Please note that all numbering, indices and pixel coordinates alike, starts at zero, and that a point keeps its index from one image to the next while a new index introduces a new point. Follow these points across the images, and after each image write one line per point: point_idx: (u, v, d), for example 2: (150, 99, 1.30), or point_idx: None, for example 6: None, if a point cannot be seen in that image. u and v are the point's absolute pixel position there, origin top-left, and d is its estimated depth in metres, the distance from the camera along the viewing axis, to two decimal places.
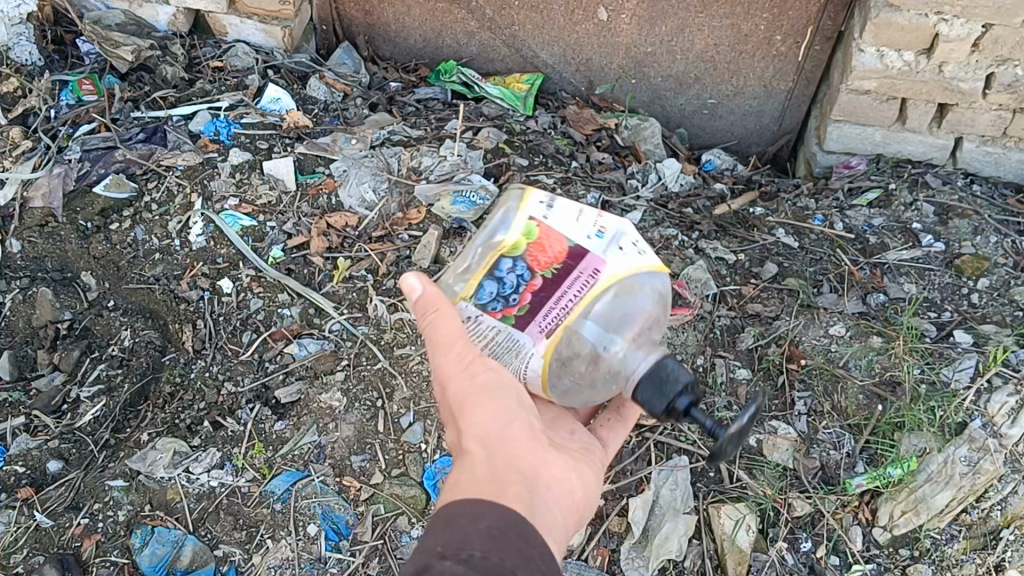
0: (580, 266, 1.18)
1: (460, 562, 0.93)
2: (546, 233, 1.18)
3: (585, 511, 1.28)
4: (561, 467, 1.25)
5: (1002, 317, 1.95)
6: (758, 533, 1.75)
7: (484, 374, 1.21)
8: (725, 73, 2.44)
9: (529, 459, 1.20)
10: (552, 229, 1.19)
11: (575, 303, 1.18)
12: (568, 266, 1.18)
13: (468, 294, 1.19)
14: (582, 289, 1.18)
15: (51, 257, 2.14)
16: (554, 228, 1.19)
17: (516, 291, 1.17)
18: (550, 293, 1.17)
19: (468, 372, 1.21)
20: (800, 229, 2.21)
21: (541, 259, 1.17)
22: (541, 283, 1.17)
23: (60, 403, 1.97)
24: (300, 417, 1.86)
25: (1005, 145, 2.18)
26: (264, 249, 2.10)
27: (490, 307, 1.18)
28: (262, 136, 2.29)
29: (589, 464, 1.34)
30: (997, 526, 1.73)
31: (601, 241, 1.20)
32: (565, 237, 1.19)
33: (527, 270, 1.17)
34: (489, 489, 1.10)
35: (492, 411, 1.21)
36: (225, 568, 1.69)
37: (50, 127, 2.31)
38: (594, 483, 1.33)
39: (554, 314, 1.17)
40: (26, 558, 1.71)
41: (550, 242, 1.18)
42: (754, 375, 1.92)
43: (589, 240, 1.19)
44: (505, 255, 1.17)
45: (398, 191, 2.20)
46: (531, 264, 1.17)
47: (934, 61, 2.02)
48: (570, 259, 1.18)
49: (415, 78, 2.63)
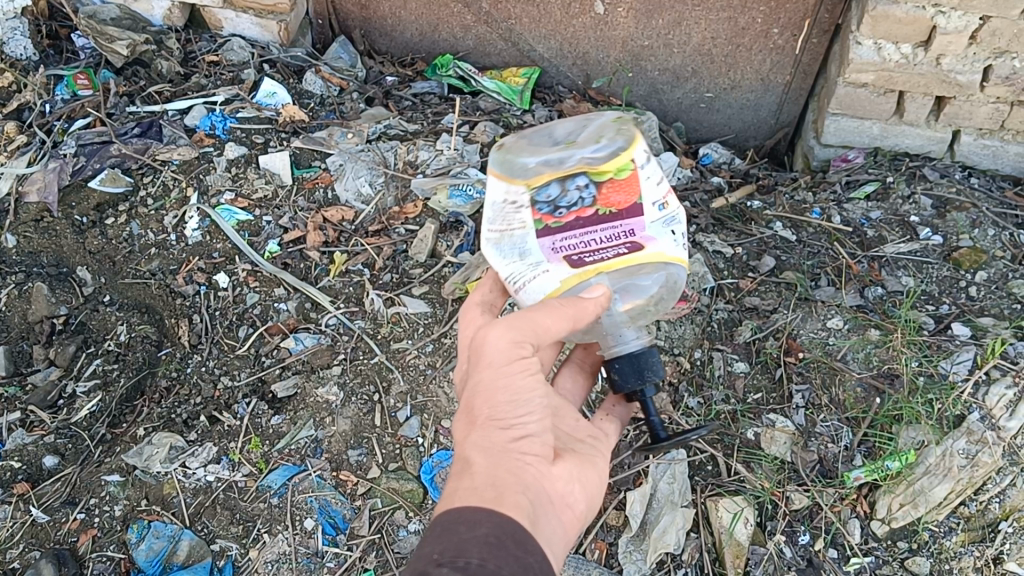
0: (631, 221, 1.35)
1: (459, 570, 0.93)
2: (632, 178, 1.37)
3: (585, 522, 1.26)
4: (565, 479, 1.23)
5: (1000, 310, 1.94)
6: (757, 526, 1.75)
7: (521, 378, 1.21)
8: (722, 67, 2.44)
9: (536, 470, 1.18)
10: (635, 181, 1.37)
11: (599, 249, 1.33)
12: (624, 217, 1.35)
13: (535, 185, 1.36)
14: (618, 243, 1.33)
15: (47, 252, 2.13)
16: (638, 180, 1.37)
17: (566, 207, 1.35)
18: (589, 225, 1.35)
19: (510, 368, 1.20)
20: (797, 222, 2.21)
21: (607, 196, 1.36)
22: (591, 215, 1.35)
23: (56, 398, 1.97)
24: (297, 411, 1.85)
25: (1002, 137, 2.17)
26: (261, 244, 2.09)
27: (538, 206, 1.36)
28: (258, 130, 2.28)
29: (595, 468, 1.32)
30: (996, 519, 1.72)
31: (657, 217, 1.36)
32: (638, 195, 1.37)
33: (591, 197, 1.36)
34: (489, 494, 1.08)
35: (508, 412, 1.19)
36: (221, 563, 1.68)
37: (45, 122, 2.30)
38: (598, 485, 1.31)
39: (573, 244, 1.33)
40: (23, 554, 1.71)
41: (624, 189, 1.36)
42: (751, 369, 1.93)
43: (652, 209, 1.36)
44: (590, 175, 1.37)
45: (395, 185, 2.19)
46: (600, 197, 1.36)
47: (931, 54, 2.01)
48: (629, 216, 1.35)
49: (412, 73, 2.62)
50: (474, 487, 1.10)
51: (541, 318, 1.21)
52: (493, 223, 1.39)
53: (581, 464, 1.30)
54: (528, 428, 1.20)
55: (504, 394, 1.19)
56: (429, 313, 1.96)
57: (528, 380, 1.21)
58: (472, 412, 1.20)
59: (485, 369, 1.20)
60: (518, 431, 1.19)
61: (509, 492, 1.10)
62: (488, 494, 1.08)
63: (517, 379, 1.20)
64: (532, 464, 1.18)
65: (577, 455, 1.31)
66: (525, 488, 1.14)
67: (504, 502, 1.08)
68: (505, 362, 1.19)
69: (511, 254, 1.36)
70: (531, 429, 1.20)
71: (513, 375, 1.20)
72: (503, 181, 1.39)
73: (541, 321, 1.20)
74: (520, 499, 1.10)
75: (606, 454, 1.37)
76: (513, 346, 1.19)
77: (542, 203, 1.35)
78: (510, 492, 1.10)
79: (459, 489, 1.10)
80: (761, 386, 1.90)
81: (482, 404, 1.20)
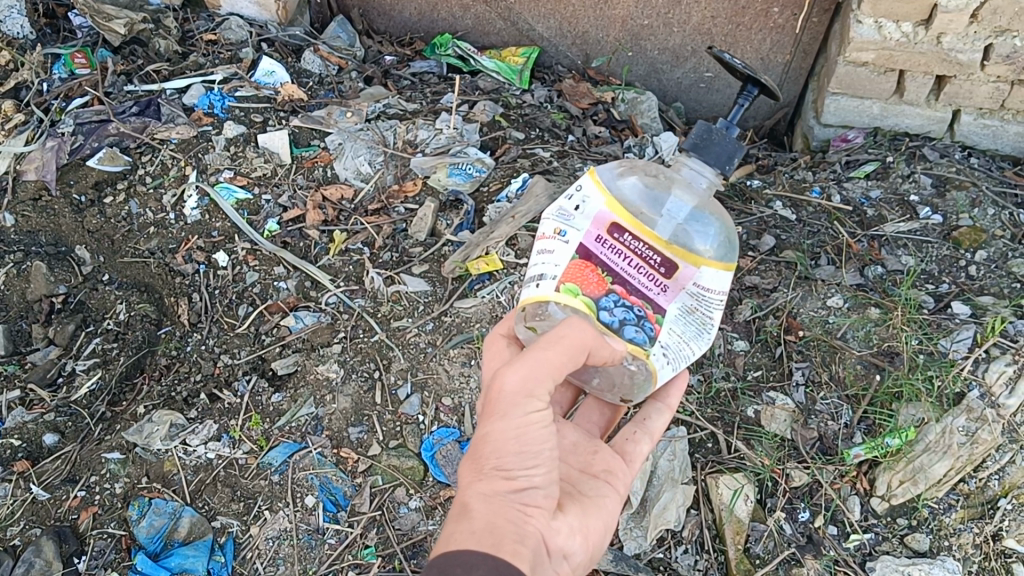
0: (593, 247, 1.28)
1: None
2: (575, 272, 1.27)
3: (577, 569, 1.27)
4: (567, 532, 1.22)
5: (1000, 289, 1.94)
6: (757, 503, 1.76)
7: (534, 429, 1.18)
8: (722, 46, 2.43)
9: (540, 521, 1.17)
10: (569, 271, 1.27)
11: (641, 248, 1.27)
12: (593, 259, 1.27)
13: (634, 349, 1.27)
14: (621, 239, 1.27)
15: (45, 231, 2.12)
16: (568, 264, 1.27)
17: (631, 311, 1.26)
18: (628, 281, 1.27)
19: (518, 416, 1.17)
20: (797, 202, 2.20)
21: (596, 283, 1.27)
22: (623, 288, 1.27)
23: (56, 376, 1.97)
24: (297, 389, 1.86)
25: (1003, 117, 2.15)
26: (260, 223, 2.09)
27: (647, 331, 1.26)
28: (256, 110, 2.27)
29: (601, 514, 1.32)
30: (995, 496, 1.73)
31: (573, 235, 1.29)
32: (574, 261, 1.27)
33: (609, 293, 1.27)
34: (487, 541, 1.09)
35: (514, 461, 1.17)
36: (222, 540, 1.69)
37: (43, 100, 2.29)
38: (601, 537, 1.31)
39: (646, 281, 1.27)
40: (23, 531, 1.72)
41: (581, 279, 1.27)
42: (751, 347, 1.93)
43: (575, 241, 1.28)
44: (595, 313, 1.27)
45: (394, 163, 2.18)
46: (603, 290, 1.27)
47: (932, 33, 2.00)
48: (596, 257, 1.27)
49: (411, 52, 2.61)
50: (473, 532, 1.10)
51: (551, 366, 1.18)
52: (683, 359, 1.30)
53: (587, 510, 1.30)
54: (532, 480, 1.18)
55: (517, 444, 1.17)
56: (430, 292, 1.96)
57: (542, 431, 1.18)
58: (478, 458, 1.18)
59: (495, 419, 1.17)
60: (524, 482, 1.17)
61: (507, 539, 1.10)
62: (485, 540, 1.09)
63: (528, 430, 1.17)
64: (536, 519, 1.17)
65: (581, 499, 1.31)
66: (524, 538, 1.13)
67: (503, 549, 1.08)
68: (516, 415, 1.17)
69: (691, 327, 1.29)
70: (537, 481, 1.19)
71: (528, 429, 1.17)
72: (662, 374, 1.28)
73: (545, 361, 1.18)
74: (521, 549, 1.11)
75: (617, 490, 1.37)
76: (523, 394, 1.17)
77: (650, 337, 1.26)
78: (508, 541, 1.10)
79: (455, 534, 1.10)
80: (762, 363, 1.91)
81: (488, 453, 1.17)
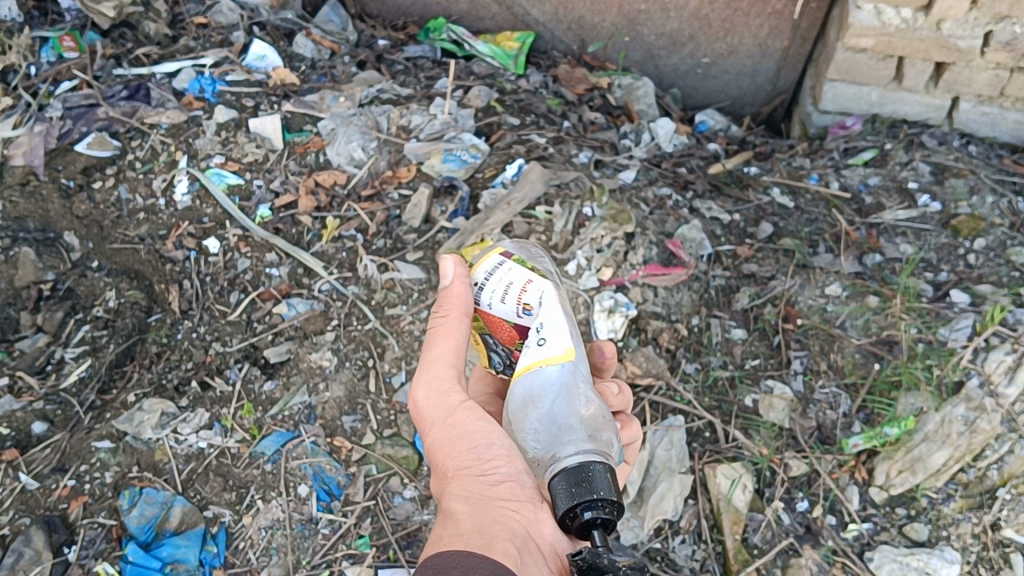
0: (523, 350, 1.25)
1: None
2: (490, 319, 1.30)
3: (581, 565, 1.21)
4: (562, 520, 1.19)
5: (999, 278, 1.91)
6: (755, 493, 1.77)
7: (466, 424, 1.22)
8: (719, 32, 2.41)
9: (522, 515, 1.16)
10: (491, 316, 1.29)
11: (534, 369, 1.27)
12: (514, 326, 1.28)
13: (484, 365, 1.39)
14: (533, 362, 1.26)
15: (33, 216, 2.03)
16: (490, 312, 1.29)
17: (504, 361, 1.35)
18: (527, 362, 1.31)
19: (445, 416, 1.23)
20: (795, 188, 2.19)
21: (505, 338, 1.30)
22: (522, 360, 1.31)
23: (45, 363, 1.92)
24: (289, 377, 1.86)
25: (1002, 104, 2.11)
26: (252, 209, 2.06)
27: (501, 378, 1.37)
28: (248, 94, 2.23)
29: None
30: (994, 485, 1.70)
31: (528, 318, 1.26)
32: (504, 321, 1.29)
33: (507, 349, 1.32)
34: (477, 542, 1.07)
35: (475, 468, 1.18)
36: (214, 530, 1.69)
37: (30, 84, 2.19)
38: None
39: None
40: (12, 521, 1.69)
41: (497, 325, 1.30)
42: (750, 335, 1.93)
43: (521, 319, 1.26)
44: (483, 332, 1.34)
45: (388, 149, 2.14)
46: (506, 343, 1.31)
47: (931, 18, 1.97)
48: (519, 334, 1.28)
49: (404, 36, 2.54)
50: (461, 535, 1.09)
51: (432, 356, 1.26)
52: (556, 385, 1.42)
53: None
54: (503, 473, 1.18)
55: (462, 443, 1.21)
56: (424, 279, 1.94)
57: (479, 426, 1.21)
58: (442, 469, 1.21)
59: (433, 429, 1.23)
60: (493, 477, 1.18)
61: (497, 539, 1.09)
62: (476, 542, 1.07)
63: (460, 427, 1.21)
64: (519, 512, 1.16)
65: None
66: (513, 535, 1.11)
67: (493, 549, 1.06)
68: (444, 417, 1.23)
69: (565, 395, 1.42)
70: (507, 473, 1.18)
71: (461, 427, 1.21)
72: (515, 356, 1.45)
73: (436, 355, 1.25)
74: (510, 547, 1.08)
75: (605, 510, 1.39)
76: (439, 395, 1.23)
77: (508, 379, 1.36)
78: (498, 540, 1.08)
79: (445, 538, 1.09)
80: (760, 352, 1.91)
81: (446, 458, 1.21)
